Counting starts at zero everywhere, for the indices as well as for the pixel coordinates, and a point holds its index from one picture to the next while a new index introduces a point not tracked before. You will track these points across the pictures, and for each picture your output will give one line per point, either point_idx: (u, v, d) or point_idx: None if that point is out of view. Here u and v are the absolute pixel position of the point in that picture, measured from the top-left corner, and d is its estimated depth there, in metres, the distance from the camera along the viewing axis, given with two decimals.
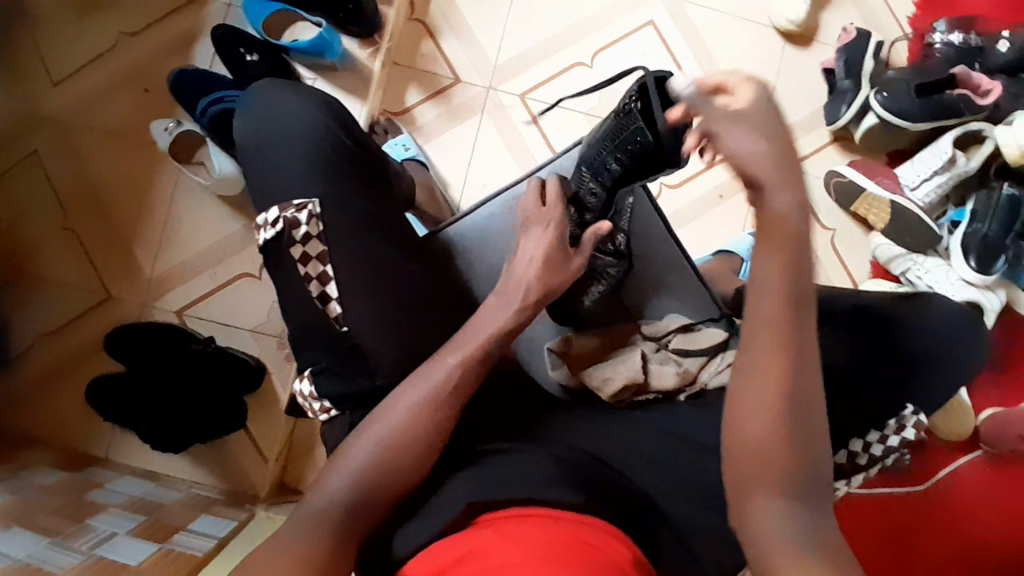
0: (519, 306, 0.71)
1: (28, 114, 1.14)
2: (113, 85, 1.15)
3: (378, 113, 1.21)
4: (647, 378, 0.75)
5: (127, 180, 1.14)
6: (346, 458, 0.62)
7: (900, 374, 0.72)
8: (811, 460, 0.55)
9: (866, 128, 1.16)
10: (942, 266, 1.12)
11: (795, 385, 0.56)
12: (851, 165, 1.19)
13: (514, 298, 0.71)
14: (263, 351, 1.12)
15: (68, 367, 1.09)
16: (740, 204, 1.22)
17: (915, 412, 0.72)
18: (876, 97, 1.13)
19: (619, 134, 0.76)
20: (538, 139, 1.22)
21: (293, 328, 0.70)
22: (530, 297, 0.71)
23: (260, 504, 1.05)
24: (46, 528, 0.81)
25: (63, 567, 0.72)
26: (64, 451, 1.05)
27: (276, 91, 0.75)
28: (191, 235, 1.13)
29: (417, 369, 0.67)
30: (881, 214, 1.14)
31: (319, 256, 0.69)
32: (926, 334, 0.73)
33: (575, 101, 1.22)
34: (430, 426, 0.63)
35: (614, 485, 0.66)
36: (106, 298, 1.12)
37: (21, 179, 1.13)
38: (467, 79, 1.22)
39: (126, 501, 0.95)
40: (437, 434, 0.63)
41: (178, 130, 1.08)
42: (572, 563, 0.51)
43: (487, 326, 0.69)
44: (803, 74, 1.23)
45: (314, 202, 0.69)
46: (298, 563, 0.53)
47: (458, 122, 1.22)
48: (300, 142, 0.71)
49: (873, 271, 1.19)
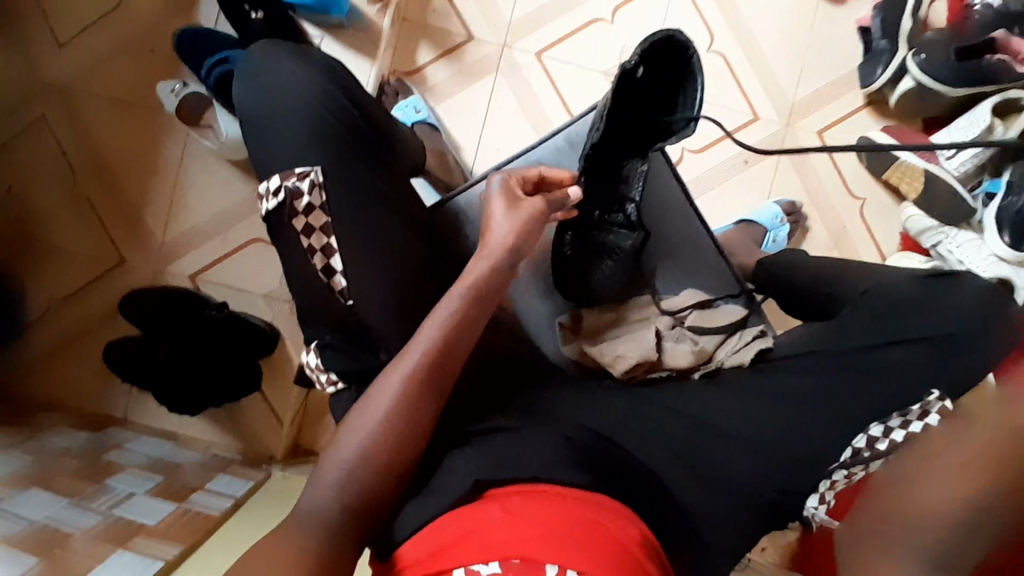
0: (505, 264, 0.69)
1: (35, 76, 1.13)
2: (120, 44, 1.12)
3: (388, 72, 1.17)
4: (661, 356, 0.75)
5: (135, 143, 1.12)
6: (351, 432, 0.62)
7: (919, 357, 0.69)
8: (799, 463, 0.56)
9: (901, 93, 1.09)
10: (974, 241, 1.06)
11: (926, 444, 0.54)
12: (884, 131, 1.13)
13: (502, 267, 0.69)
14: (275, 317, 1.12)
15: (85, 331, 1.11)
16: (764, 171, 1.17)
17: (942, 398, 0.66)
18: (913, 59, 1.06)
19: (623, 94, 0.76)
20: (554, 99, 1.17)
21: (298, 302, 0.70)
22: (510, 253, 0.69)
23: (277, 465, 1.08)
24: (66, 488, 0.84)
25: (81, 528, 0.76)
26: (84, 413, 1.08)
27: (273, 52, 0.72)
28: (200, 199, 1.12)
29: (410, 341, 0.66)
30: (914, 184, 1.09)
31: (322, 228, 0.68)
32: (952, 317, 0.70)
33: (593, 60, 1.17)
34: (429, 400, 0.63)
35: (616, 460, 0.65)
36: (119, 262, 1.12)
37: (30, 143, 1.13)
38: (480, 36, 1.17)
39: (144, 462, 0.97)
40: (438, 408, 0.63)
41: (183, 92, 1.06)
42: (575, 544, 0.52)
43: (476, 298, 0.67)
44: (836, 33, 1.17)
45: (315, 171, 0.67)
46: None
47: (471, 81, 1.17)
48: (294, 107, 0.69)
49: (902, 243, 1.15)
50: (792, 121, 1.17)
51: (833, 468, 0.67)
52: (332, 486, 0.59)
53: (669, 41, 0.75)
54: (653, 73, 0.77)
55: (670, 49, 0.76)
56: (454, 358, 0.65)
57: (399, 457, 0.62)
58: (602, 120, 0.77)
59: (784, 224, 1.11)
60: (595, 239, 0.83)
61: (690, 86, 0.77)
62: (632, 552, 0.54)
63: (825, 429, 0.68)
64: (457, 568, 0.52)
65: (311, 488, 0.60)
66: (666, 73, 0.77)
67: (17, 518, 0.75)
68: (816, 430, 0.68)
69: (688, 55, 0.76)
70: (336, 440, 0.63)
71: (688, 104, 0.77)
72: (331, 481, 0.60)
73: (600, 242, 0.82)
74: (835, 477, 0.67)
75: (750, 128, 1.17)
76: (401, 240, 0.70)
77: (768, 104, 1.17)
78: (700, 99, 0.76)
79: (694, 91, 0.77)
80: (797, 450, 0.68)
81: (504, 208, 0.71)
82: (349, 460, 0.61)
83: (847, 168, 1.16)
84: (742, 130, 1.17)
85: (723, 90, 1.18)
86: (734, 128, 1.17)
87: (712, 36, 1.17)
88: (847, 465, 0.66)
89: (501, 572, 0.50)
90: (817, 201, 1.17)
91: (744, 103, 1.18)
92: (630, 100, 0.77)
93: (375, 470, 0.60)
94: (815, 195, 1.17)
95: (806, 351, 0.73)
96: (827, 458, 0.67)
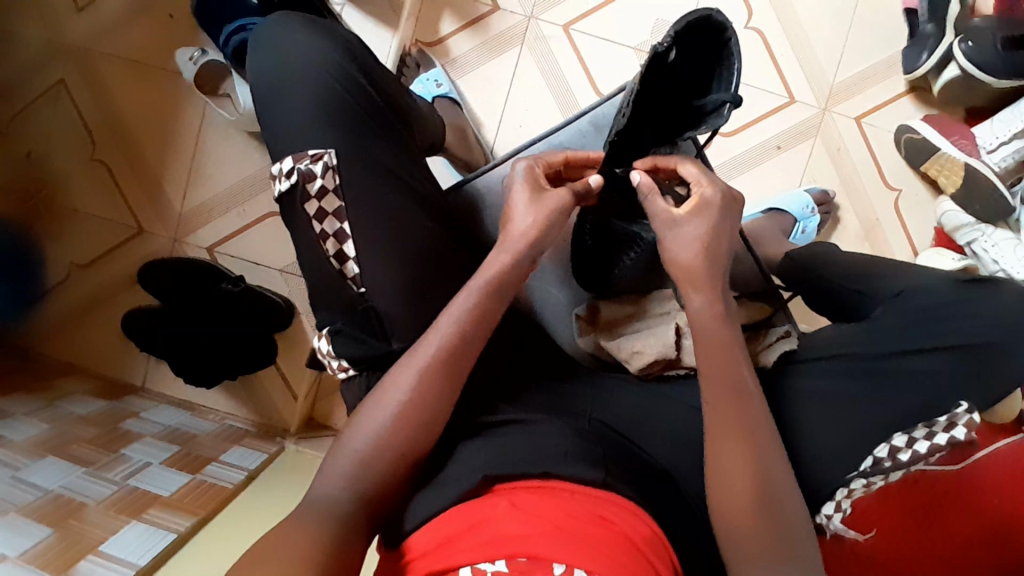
0: (521, 254, 0.67)
1: (54, 38, 1.11)
2: (138, 7, 1.10)
3: (409, 44, 1.14)
4: (679, 352, 0.73)
5: (153, 111, 1.11)
6: (364, 421, 0.62)
7: (952, 366, 0.66)
8: (781, 482, 0.57)
9: (944, 81, 1.04)
10: (1011, 240, 1.01)
11: (762, 446, 0.58)
12: (925, 120, 1.08)
13: (522, 258, 0.67)
14: (291, 292, 1.11)
15: (103, 299, 1.12)
16: (797, 158, 1.12)
17: (970, 410, 0.64)
18: (959, 46, 1.00)
19: (653, 80, 0.70)
20: (580, 75, 1.12)
21: (310, 284, 0.69)
22: (527, 243, 0.67)
23: (290, 438, 1.08)
24: (82, 457, 0.87)
25: (96, 498, 0.80)
26: (104, 380, 1.10)
27: (287, 25, 0.70)
28: (217, 170, 1.11)
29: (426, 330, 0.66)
30: (953, 178, 1.04)
31: (335, 213, 0.66)
32: (989, 325, 0.66)
33: (623, 35, 1.12)
34: (440, 392, 0.62)
35: (630, 459, 0.64)
36: (136, 231, 1.12)
37: (49, 108, 1.12)
38: (506, 7, 1.13)
39: (160, 432, 0.99)
40: (447, 402, 0.63)
41: (201, 60, 1.04)
42: (578, 539, 0.51)
43: (493, 291, 0.65)
44: (880, 12, 1.10)
45: (329, 153, 0.65)
46: (306, 537, 0.54)
47: (495, 54, 1.13)
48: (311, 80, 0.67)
49: (936, 239, 1.10)
50: (830, 105, 1.12)
51: (852, 477, 0.66)
52: (342, 474, 0.59)
53: (707, 21, 0.70)
54: (686, 55, 0.71)
55: (706, 29, 0.71)
56: (469, 349, 0.64)
57: (410, 446, 0.61)
58: (634, 102, 0.71)
59: (814, 215, 1.07)
60: (615, 229, 0.77)
61: (727, 69, 0.72)
62: (641, 548, 0.52)
63: (846, 436, 0.66)
64: (462, 565, 0.50)
65: (324, 477, 0.60)
66: (701, 53, 0.72)
67: (33, 487, 0.79)
68: (836, 437, 0.66)
69: (726, 35, 0.71)
70: (349, 429, 0.62)
71: (724, 87, 0.72)
72: (342, 470, 0.60)
73: (620, 232, 0.77)
74: (852, 485, 0.66)
75: (785, 112, 1.12)
76: (416, 225, 0.68)
77: (805, 86, 1.12)
78: (737, 83, 0.71)
79: (730, 75, 0.72)
80: (814, 456, 0.66)
81: (530, 194, 0.69)
82: (361, 449, 0.60)
83: (884, 157, 1.11)
84: (775, 114, 1.12)
85: (758, 71, 1.12)
86: (768, 111, 1.12)
87: (750, 13, 1.12)
88: (867, 474, 0.66)
89: (507, 571, 0.49)
90: (850, 190, 1.12)
91: (779, 85, 1.12)
92: (662, 85, 0.71)
93: (385, 460, 0.60)
94: (849, 184, 1.12)
95: (829, 353, 0.70)
96: (846, 466, 0.66)
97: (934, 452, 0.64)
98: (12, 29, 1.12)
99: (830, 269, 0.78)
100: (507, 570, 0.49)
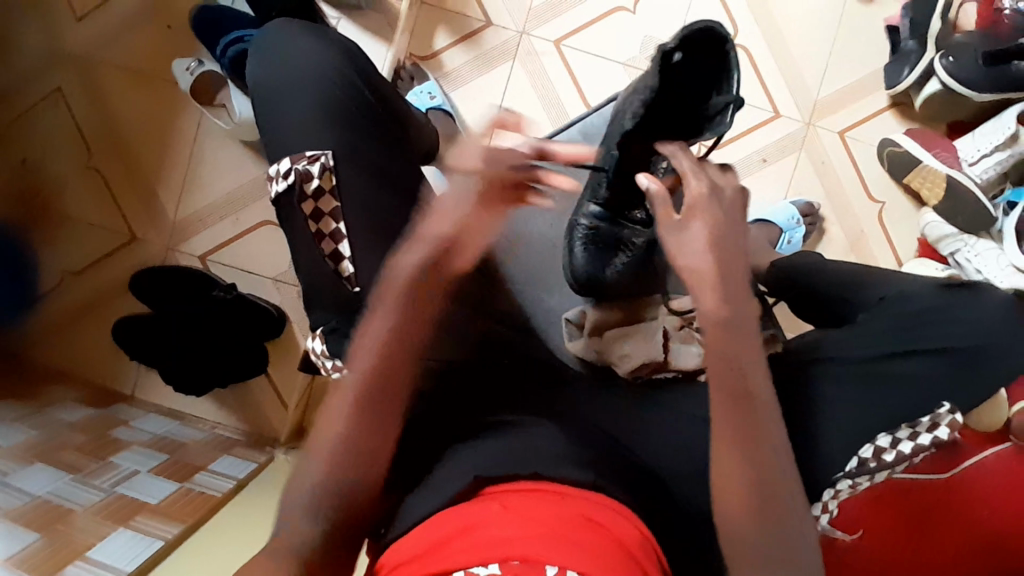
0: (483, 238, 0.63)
1: (52, 47, 1.13)
2: (137, 19, 1.12)
3: (404, 57, 1.16)
4: (667, 357, 0.75)
5: (150, 120, 1.12)
6: (320, 432, 0.59)
7: (936, 368, 0.67)
8: None
9: (927, 95, 1.07)
10: (993, 250, 1.03)
11: None
12: (908, 133, 1.11)
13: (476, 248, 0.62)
14: (283, 300, 1.11)
15: (94, 307, 1.12)
16: (784, 170, 1.15)
17: (953, 411, 0.65)
18: (940, 61, 1.04)
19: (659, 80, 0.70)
20: (571, 89, 1.15)
21: (306, 285, 0.69)
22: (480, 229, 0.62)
23: (280, 447, 1.08)
24: (71, 464, 0.87)
25: (84, 505, 0.80)
26: (92, 388, 1.09)
27: (292, 35, 0.73)
28: (212, 179, 1.11)
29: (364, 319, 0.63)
30: (935, 190, 1.07)
31: (331, 214, 0.68)
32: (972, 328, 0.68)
33: (613, 51, 1.15)
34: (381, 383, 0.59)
35: (620, 461, 0.64)
36: (130, 239, 1.12)
37: (45, 115, 1.13)
38: (500, 22, 1.16)
39: (149, 440, 0.99)
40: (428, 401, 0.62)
41: (198, 70, 1.05)
42: (570, 542, 0.51)
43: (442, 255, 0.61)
44: (863, 29, 1.14)
45: (327, 155, 0.67)
46: None
47: (488, 68, 1.16)
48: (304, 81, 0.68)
49: (920, 249, 1.12)
50: (815, 119, 1.15)
51: (839, 477, 0.66)
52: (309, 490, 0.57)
53: (707, 33, 0.72)
54: (689, 60, 0.72)
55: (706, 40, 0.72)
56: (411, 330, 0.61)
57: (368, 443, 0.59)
58: (642, 105, 0.70)
59: (801, 226, 1.09)
60: (607, 231, 0.81)
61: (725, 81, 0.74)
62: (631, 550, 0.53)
63: (834, 436, 0.67)
64: (453, 569, 0.49)
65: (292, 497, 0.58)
66: (702, 59, 0.73)
67: (21, 493, 0.79)
68: (824, 440, 0.67)
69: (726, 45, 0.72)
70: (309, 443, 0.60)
71: (723, 95, 0.74)
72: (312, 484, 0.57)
73: (613, 235, 0.81)
74: (840, 486, 0.66)
75: (772, 124, 1.15)
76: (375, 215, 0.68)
77: (790, 100, 1.15)
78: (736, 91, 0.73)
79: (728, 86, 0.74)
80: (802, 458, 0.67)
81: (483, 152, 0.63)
82: (326, 457, 0.58)
83: (868, 169, 1.14)
84: (763, 127, 1.15)
85: (744, 86, 1.15)
86: (756, 124, 1.15)
87: (737, 30, 1.15)
88: (853, 474, 0.66)
89: (501, 573, 0.48)
90: (836, 201, 1.14)
91: (765, 99, 1.15)
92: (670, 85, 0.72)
93: (384, 456, 0.60)
94: (835, 196, 1.14)
95: (816, 357, 0.71)
96: (835, 469, 0.66)
97: (919, 452, 0.65)
98: (9, 39, 1.13)
99: (820, 275, 0.78)
100: (501, 573, 0.48)
